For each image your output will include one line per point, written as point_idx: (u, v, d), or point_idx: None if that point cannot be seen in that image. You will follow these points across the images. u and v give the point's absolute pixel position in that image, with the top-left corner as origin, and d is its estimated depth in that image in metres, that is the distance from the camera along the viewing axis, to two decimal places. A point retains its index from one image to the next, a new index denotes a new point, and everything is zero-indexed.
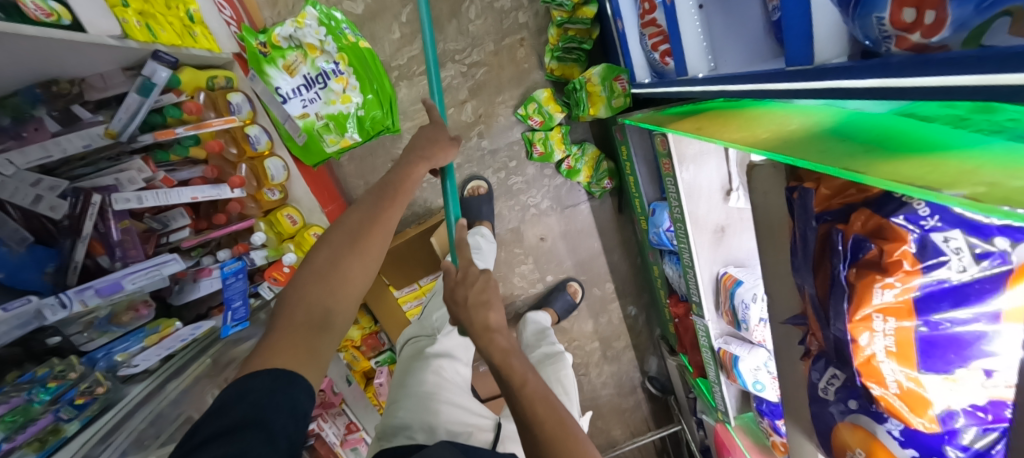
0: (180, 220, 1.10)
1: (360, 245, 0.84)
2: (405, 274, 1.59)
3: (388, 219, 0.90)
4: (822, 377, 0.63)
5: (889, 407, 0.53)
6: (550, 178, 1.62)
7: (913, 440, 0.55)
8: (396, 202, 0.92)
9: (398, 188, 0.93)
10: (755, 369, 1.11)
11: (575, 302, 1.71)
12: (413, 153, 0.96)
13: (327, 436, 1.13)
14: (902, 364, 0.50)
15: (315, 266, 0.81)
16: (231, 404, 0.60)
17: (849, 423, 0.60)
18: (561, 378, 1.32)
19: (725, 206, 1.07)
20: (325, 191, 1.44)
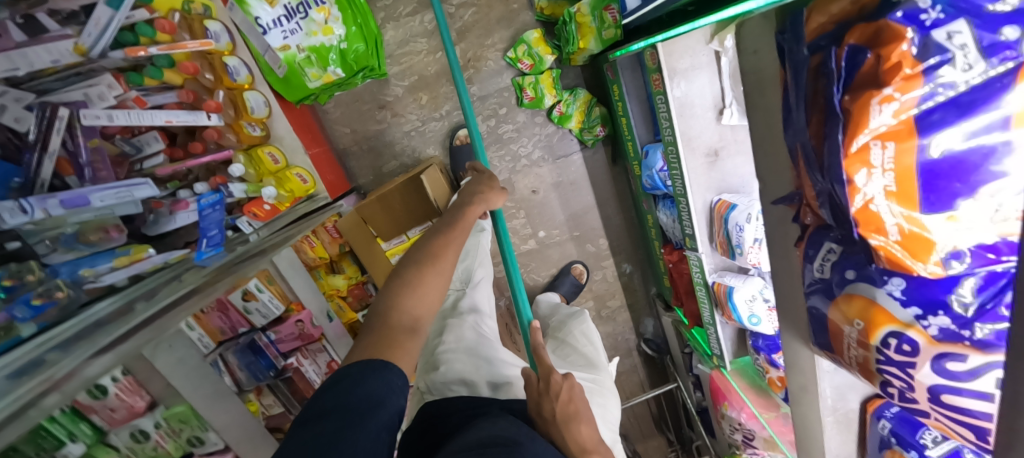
0: (155, 145, 1.05)
1: (439, 259, 0.88)
2: (394, 223, 1.54)
3: (459, 238, 0.96)
4: (818, 255, 0.60)
5: (889, 258, 0.49)
6: (542, 126, 1.59)
7: (915, 295, 0.50)
8: (461, 226, 0.99)
9: (465, 221, 1.01)
10: (750, 299, 1.07)
11: (582, 287, 1.76)
12: (471, 202, 1.06)
13: (307, 372, 1.10)
14: (902, 204, 0.45)
15: (402, 277, 0.83)
16: (340, 384, 0.62)
17: (846, 293, 0.56)
18: (586, 332, 1.35)
19: (718, 126, 1.03)
20: (309, 133, 1.43)
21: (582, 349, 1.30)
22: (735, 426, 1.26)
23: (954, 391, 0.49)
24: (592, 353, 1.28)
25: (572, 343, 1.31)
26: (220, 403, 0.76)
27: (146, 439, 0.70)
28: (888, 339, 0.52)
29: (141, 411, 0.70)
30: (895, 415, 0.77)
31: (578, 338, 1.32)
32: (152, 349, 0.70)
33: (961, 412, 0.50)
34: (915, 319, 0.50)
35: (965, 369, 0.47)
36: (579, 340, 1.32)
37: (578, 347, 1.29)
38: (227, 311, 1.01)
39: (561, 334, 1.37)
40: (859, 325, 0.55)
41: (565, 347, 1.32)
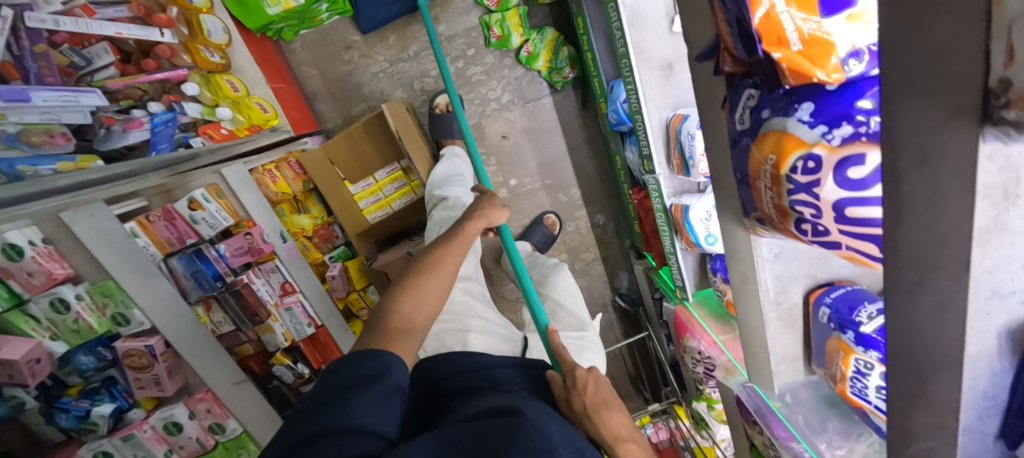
0: (104, 58, 1.03)
1: (439, 266, 0.86)
2: (360, 165, 1.53)
3: (459, 249, 0.91)
4: (739, 103, 0.58)
5: (795, 68, 0.47)
6: (511, 68, 1.59)
7: (822, 113, 0.48)
8: (462, 238, 0.94)
9: (466, 231, 0.96)
10: (704, 217, 1.06)
11: (554, 237, 1.74)
12: (476, 215, 1.01)
13: (258, 289, 1.09)
14: (798, 12, 0.47)
15: (400, 284, 0.81)
16: (342, 365, 0.60)
17: (770, 133, 0.52)
18: (568, 287, 1.33)
19: (670, 36, 1.02)
20: (273, 69, 1.44)
21: (566, 307, 1.29)
22: (696, 357, 1.25)
23: (857, 203, 0.46)
24: (578, 312, 1.28)
25: (557, 299, 1.30)
26: (146, 281, 0.77)
27: (66, 310, 0.69)
28: (797, 162, 0.50)
29: (60, 279, 0.69)
30: (835, 300, 0.73)
31: (562, 294, 1.31)
32: (72, 215, 0.69)
33: (864, 234, 0.47)
34: (822, 136, 0.48)
35: (866, 173, 0.46)
36: (565, 298, 1.30)
37: (565, 306, 1.28)
38: (173, 222, 0.99)
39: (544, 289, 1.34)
40: (773, 160, 0.52)
41: (550, 304, 1.30)
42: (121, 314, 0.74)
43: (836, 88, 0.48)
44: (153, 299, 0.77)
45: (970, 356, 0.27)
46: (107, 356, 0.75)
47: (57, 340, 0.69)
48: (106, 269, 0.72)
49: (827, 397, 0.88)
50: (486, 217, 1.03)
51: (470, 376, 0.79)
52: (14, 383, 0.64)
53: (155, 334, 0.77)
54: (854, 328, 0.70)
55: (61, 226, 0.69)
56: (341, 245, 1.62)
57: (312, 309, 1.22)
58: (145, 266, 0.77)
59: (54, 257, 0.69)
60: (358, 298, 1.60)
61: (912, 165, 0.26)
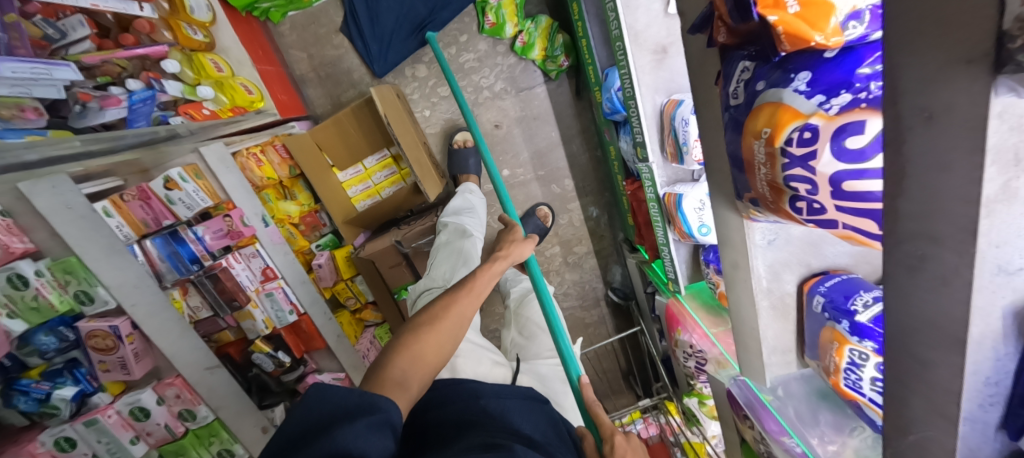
0: (81, 31, 1.00)
1: (441, 319, 0.78)
2: (348, 151, 1.50)
3: (468, 303, 0.83)
4: (732, 76, 0.55)
5: (790, 31, 0.45)
6: (504, 55, 1.56)
7: (819, 82, 0.45)
8: (472, 289, 0.86)
9: (479, 281, 0.88)
10: (697, 207, 1.04)
11: (547, 229, 1.71)
12: (492, 264, 0.93)
13: (237, 274, 1.05)
14: None
15: (397, 339, 0.74)
16: (320, 400, 0.53)
17: (771, 101, 0.49)
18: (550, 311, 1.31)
19: (666, 18, 0.98)
20: (259, 50, 1.40)
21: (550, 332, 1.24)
22: (687, 351, 1.22)
23: (856, 176, 0.44)
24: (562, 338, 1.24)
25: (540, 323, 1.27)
26: (113, 259, 0.72)
27: (24, 286, 0.65)
28: (792, 133, 0.47)
29: (17, 254, 0.65)
30: (830, 289, 0.71)
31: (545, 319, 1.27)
32: (32, 187, 0.64)
33: (863, 210, 0.44)
34: (819, 106, 0.45)
35: (866, 142, 0.42)
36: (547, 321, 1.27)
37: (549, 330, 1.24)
38: (149, 202, 0.94)
39: (526, 312, 1.31)
40: (767, 133, 0.49)
41: (532, 327, 1.26)
42: (84, 292, 0.69)
43: (834, 55, 0.45)
44: (119, 278, 0.72)
45: (974, 339, 0.24)
46: (70, 337, 0.72)
47: (14, 318, 0.65)
48: (70, 245, 0.67)
49: (820, 390, 0.85)
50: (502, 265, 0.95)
51: (460, 406, 0.77)
52: None
53: (122, 314, 0.72)
54: (848, 318, 0.67)
55: (19, 198, 0.65)
56: (328, 233, 1.59)
57: (295, 295, 1.17)
58: (112, 241, 0.73)
59: (13, 230, 0.65)
60: (345, 288, 1.58)
61: (910, 112, 0.23)
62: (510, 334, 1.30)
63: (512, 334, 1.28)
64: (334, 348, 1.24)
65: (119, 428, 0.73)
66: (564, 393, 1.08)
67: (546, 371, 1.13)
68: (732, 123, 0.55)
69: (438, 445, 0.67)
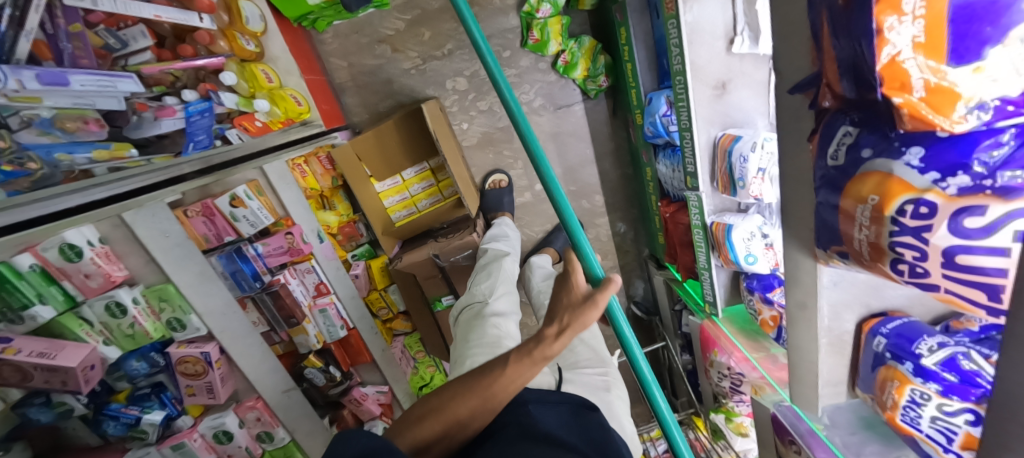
0: (142, 42, 0.96)
1: (450, 408, 0.72)
2: (387, 163, 1.50)
3: (481, 396, 0.72)
4: (830, 140, 0.47)
5: (911, 117, 0.36)
6: (544, 73, 1.57)
7: (935, 159, 0.38)
8: (498, 376, 0.73)
9: (507, 376, 0.72)
10: (747, 239, 1.07)
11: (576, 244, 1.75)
12: (526, 357, 0.73)
13: (293, 290, 1.04)
14: (930, 55, 0.34)
15: (414, 417, 0.74)
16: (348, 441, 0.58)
17: (880, 172, 0.42)
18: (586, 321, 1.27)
19: (728, 55, 1.01)
20: (303, 59, 1.39)
21: (590, 341, 1.20)
22: (723, 372, 1.28)
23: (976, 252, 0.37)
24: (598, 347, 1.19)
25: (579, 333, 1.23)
26: (203, 285, 0.72)
27: (121, 314, 0.66)
28: (905, 206, 0.40)
29: (117, 282, 0.66)
30: (891, 331, 0.74)
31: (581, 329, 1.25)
32: (135, 216, 0.64)
33: (973, 284, 0.38)
34: (934, 183, 0.38)
35: (980, 226, 0.36)
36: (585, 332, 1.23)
37: (587, 339, 1.20)
38: (211, 217, 0.93)
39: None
40: (873, 201, 0.43)
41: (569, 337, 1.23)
42: (178, 320, 0.70)
43: (950, 137, 0.38)
44: (209, 304, 0.73)
45: None
46: (159, 362, 0.72)
47: (110, 345, 0.66)
48: (166, 273, 0.67)
49: (866, 419, 0.87)
50: (547, 349, 0.72)
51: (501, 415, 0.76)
52: (65, 390, 0.60)
53: (212, 339, 0.73)
54: (913, 360, 0.71)
55: (118, 226, 0.65)
56: (364, 243, 1.59)
57: (345, 311, 1.18)
58: (202, 268, 0.73)
59: (111, 258, 0.65)
60: (378, 297, 1.58)
61: None
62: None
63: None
64: (379, 361, 1.27)
65: (203, 451, 0.75)
66: (610, 403, 1.03)
67: (588, 381, 1.09)
68: (825, 183, 0.49)
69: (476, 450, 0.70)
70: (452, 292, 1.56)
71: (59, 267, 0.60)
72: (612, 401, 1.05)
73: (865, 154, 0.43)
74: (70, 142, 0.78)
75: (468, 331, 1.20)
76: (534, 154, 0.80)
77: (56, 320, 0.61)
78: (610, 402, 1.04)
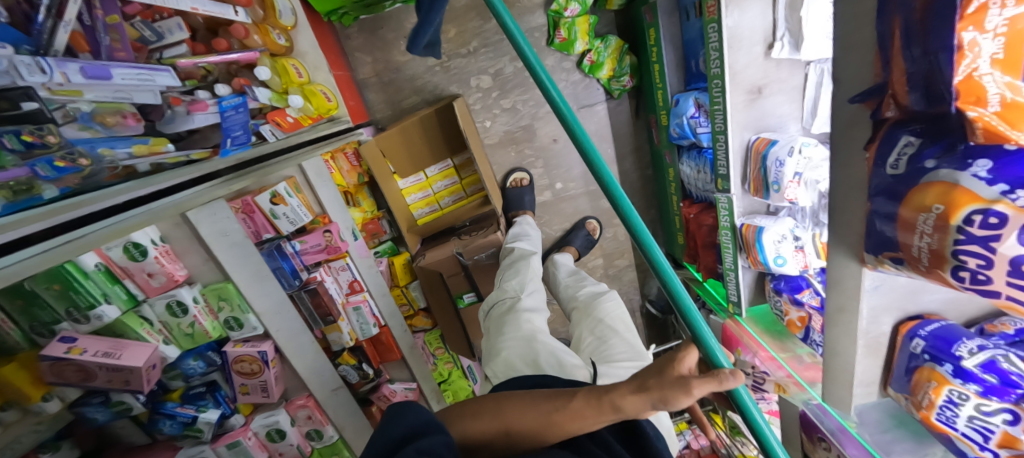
0: (177, 35, 0.94)
1: (505, 415, 0.71)
2: (412, 160, 1.50)
3: (543, 410, 0.68)
4: (891, 150, 0.51)
5: (983, 131, 0.41)
6: (569, 72, 1.58)
7: (1004, 171, 0.40)
8: (554, 411, 0.67)
9: (571, 411, 0.66)
10: (778, 241, 1.10)
11: (594, 241, 1.76)
12: (595, 402, 0.65)
13: (329, 288, 1.04)
14: (1009, 73, 0.39)
15: (477, 405, 0.75)
16: (395, 419, 0.56)
17: (947, 181, 0.44)
18: (621, 314, 1.30)
19: (766, 60, 1.03)
20: (330, 54, 1.37)
21: (622, 334, 1.24)
22: (747, 371, 1.30)
23: None
24: (633, 340, 1.22)
25: (614, 326, 1.26)
26: (260, 284, 0.72)
27: (182, 313, 0.65)
28: (971, 216, 0.41)
29: (179, 282, 0.65)
30: (930, 334, 0.73)
31: (614, 322, 1.27)
32: (197, 215, 0.63)
33: None
34: (1004, 194, 0.40)
35: None
36: (617, 325, 1.26)
37: (621, 332, 1.23)
38: (251, 215, 0.93)
39: (596, 313, 1.31)
40: (938, 210, 0.44)
41: (604, 329, 1.26)
42: (236, 319, 0.70)
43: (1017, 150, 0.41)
44: (265, 303, 0.72)
45: None
46: (216, 361, 0.71)
47: (169, 345, 0.66)
48: (226, 272, 0.67)
49: (897, 417, 0.88)
50: (619, 400, 0.62)
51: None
52: (127, 389, 0.60)
53: (267, 338, 0.73)
54: (953, 360, 0.71)
55: (178, 225, 0.64)
56: (386, 239, 1.58)
57: (377, 309, 1.18)
58: (258, 267, 0.72)
59: (170, 256, 0.64)
60: (400, 294, 1.60)
61: None
62: (583, 336, 1.30)
63: (585, 335, 1.28)
64: (408, 359, 1.27)
65: (258, 449, 0.75)
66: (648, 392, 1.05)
67: (624, 374, 1.12)
68: (884, 191, 0.52)
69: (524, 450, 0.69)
70: (474, 289, 1.57)
71: (122, 265, 0.60)
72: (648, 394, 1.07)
73: (932, 164, 0.46)
74: (110, 137, 0.76)
75: (500, 326, 1.22)
76: (590, 157, 0.75)
77: (119, 320, 0.60)
78: None
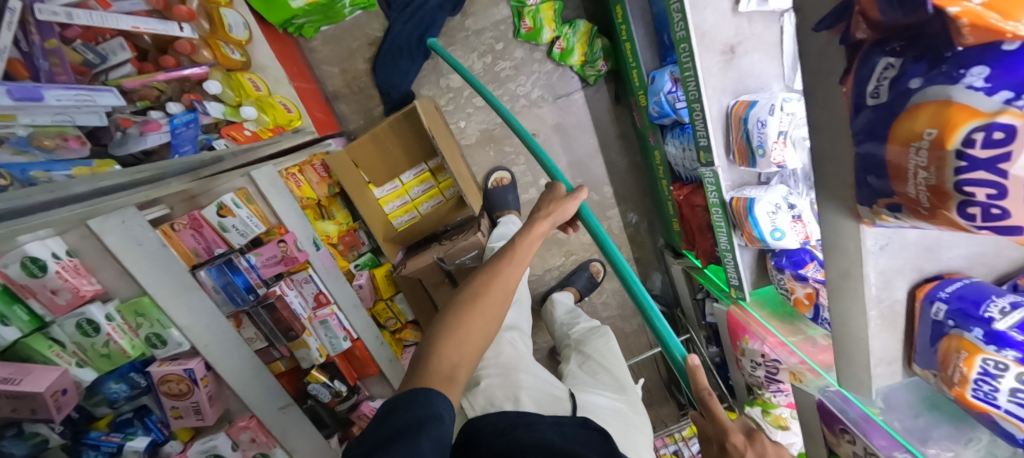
0: (122, 55, 0.94)
1: (482, 296, 0.77)
2: (386, 167, 1.47)
3: (506, 275, 0.82)
4: (868, 76, 0.37)
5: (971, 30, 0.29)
6: (541, 62, 1.53)
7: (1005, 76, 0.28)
8: (514, 259, 0.84)
9: (514, 258, 0.84)
10: (771, 213, 0.99)
11: (598, 283, 1.80)
12: (529, 242, 0.87)
13: (291, 301, 0.99)
14: None
15: (446, 316, 0.75)
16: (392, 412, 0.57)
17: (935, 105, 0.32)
18: (610, 349, 1.39)
19: (736, 17, 0.95)
20: (294, 67, 1.35)
21: (610, 368, 1.32)
22: (756, 360, 1.20)
23: None
24: (623, 376, 1.29)
25: (602, 360, 1.35)
26: (184, 297, 0.66)
27: (94, 332, 0.59)
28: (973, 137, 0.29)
29: (89, 297, 0.60)
30: (952, 295, 0.57)
31: (605, 355, 1.36)
32: (101, 224, 0.58)
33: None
34: (1008, 104, 0.28)
35: None
36: (607, 358, 1.36)
37: (610, 368, 1.32)
38: (200, 230, 0.90)
39: (586, 348, 1.42)
40: (930, 136, 0.32)
41: (593, 364, 1.34)
42: (157, 335, 0.64)
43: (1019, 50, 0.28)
44: (191, 318, 0.66)
45: None
46: (141, 383, 0.66)
47: (84, 367, 0.60)
48: (141, 284, 0.61)
49: (930, 399, 0.73)
50: (538, 229, 0.88)
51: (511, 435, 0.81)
52: (36, 418, 0.54)
53: (195, 355, 0.67)
54: (981, 324, 0.56)
55: (86, 237, 0.59)
56: (366, 251, 1.53)
57: (347, 321, 1.11)
58: (183, 276, 0.67)
59: (80, 271, 0.59)
60: (385, 308, 1.53)
61: None
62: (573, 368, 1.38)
63: (575, 367, 1.36)
64: (387, 373, 1.20)
65: None
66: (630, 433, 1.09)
67: (610, 406, 1.14)
68: (865, 130, 0.39)
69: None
70: None
71: (22, 285, 0.54)
72: (628, 426, 1.11)
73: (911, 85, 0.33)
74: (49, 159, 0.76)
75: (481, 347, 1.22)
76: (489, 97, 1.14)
77: (21, 341, 0.56)
78: (628, 428, 1.11)
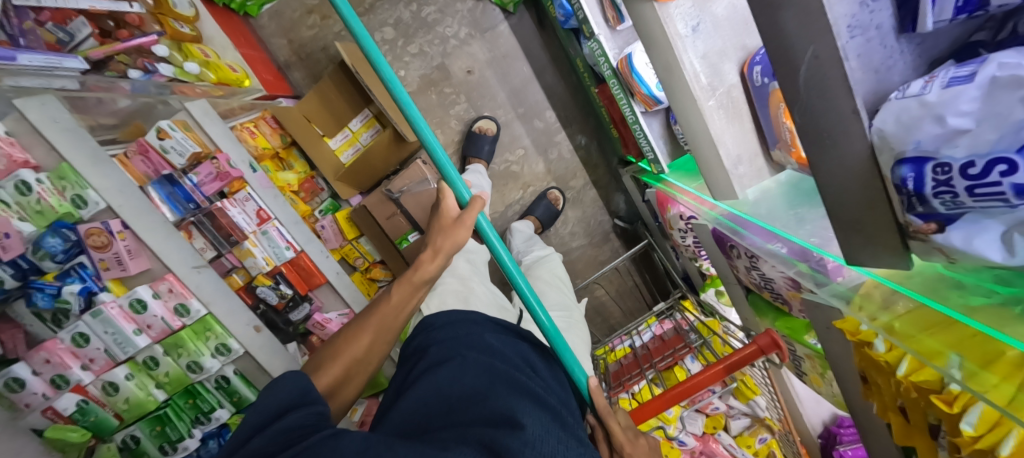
0: (84, 31, 1.11)
1: (345, 348, 0.76)
2: (335, 118, 1.61)
3: (381, 321, 0.78)
4: None
5: None
6: (462, 1, 1.65)
7: None
8: (387, 305, 0.79)
9: (392, 305, 0.79)
10: (646, 63, 1.02)
11: (557, 211, 1.78)
12: (408, 282, 0.80)
13: (232, 213, 1.16)
14: None
15: (332, 347, 0.77)
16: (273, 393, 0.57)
17: None
18: (553, 272, 1.46)
19: None
20: (241, 38, 1.58)
21: (553, 286, 1.42)
22: (681, 226, 1.19)
23: None
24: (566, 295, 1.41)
25: (545, 281, 1.43)
26: (98, 167, 0.82)
27: (28, 191, 0.74)
28: None
29: (22, 164, 0.75)
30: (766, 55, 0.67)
31: (546, 275, 1.45)
32: (24, 102, 0.74)
33: None
34: None
35: None
36: (551, 280, 1.43)
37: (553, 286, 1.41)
38: (147, 155, 1.06)
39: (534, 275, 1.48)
40: None
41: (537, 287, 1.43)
42: (78, 196, 0.79)
43: None
44: (106, 182, 0.82)
45: None
46: (72, 238, 0.79)
47: (25, 222, 0.75)
48: (59, 151, 0.77)
49: (804, 190, 0.75)
50: (423, 271, 0.80)
51: (460, 348, 0.73)
52: None
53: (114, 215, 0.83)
54: None
55: (18, 120, 0.75)
56: (327, 198, 1.68)
57: (289, 234, 1.27)
58: (97, 154, 0.83)
59: (15, 145, 0.75)
60: (351, 248, 1.67)
61: None
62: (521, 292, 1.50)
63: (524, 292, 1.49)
64: (335, 284, 1.33)
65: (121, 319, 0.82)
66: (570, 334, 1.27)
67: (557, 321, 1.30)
68: None
69: (440, 408, 0.60)
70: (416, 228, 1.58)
71: None
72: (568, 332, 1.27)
73: None
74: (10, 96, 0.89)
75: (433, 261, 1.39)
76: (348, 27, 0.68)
77: None
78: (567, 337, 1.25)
